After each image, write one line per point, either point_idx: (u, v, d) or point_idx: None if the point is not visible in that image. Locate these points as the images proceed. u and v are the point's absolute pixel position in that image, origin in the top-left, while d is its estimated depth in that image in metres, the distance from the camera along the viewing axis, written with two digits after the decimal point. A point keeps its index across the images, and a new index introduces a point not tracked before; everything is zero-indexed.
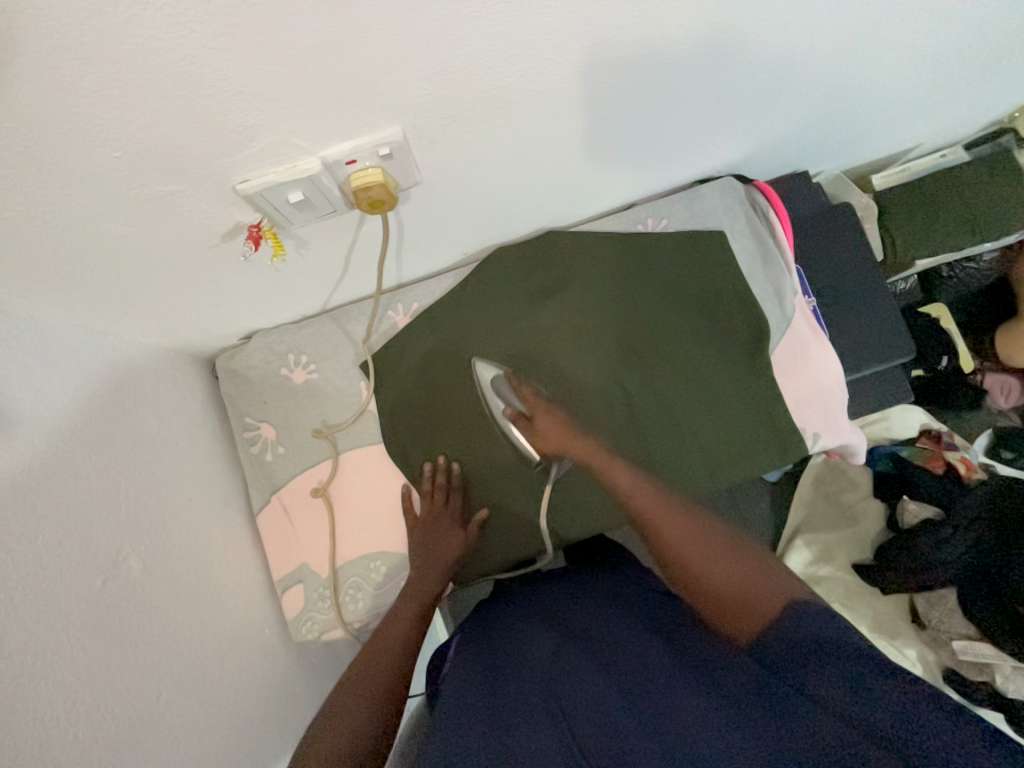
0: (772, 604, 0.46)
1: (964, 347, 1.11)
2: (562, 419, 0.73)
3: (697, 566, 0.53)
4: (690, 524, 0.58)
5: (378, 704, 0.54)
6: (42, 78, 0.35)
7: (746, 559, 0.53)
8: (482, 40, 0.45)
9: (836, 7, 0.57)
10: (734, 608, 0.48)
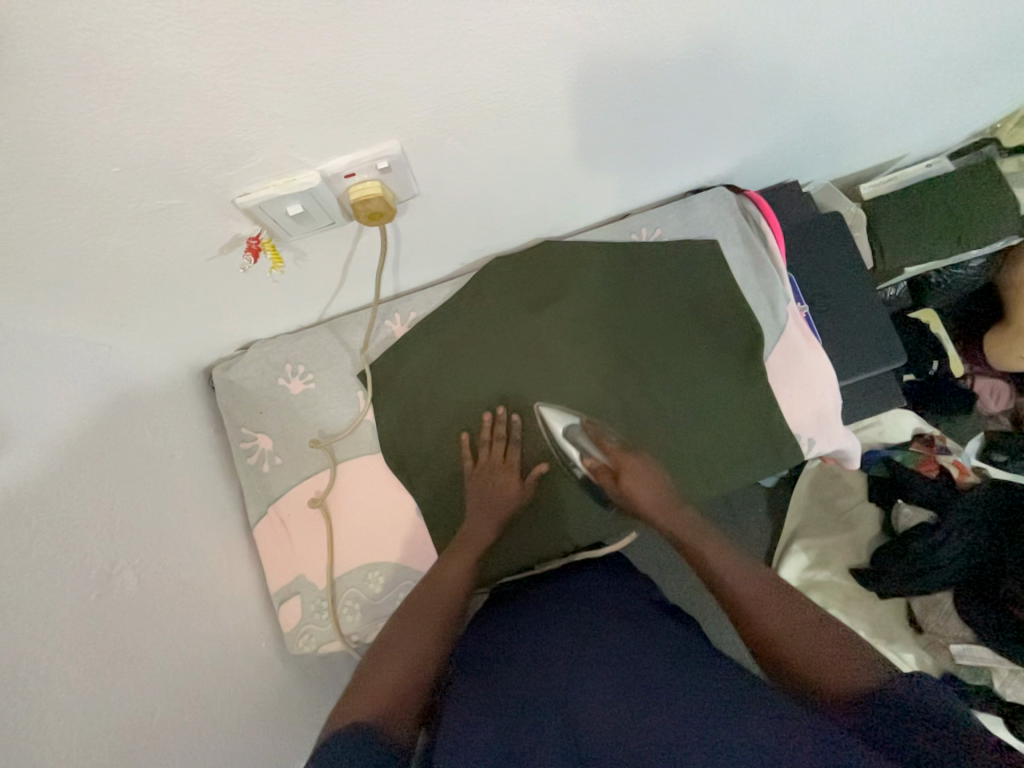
0: (853, 676, 0.47)
1: (955, 353, 1.12)
2: (643, 470, 0.76)
3: (766, 621, 0.54)
4: (761, 583, 0.58)
5: (422, 652, 0.56)
6: (39, 93, 0.35)
7: (840, 626, 0.53)
8: (480, 48, 0.46)
9: (822, 22, 0.59)
10: (822, 667, 0.49)
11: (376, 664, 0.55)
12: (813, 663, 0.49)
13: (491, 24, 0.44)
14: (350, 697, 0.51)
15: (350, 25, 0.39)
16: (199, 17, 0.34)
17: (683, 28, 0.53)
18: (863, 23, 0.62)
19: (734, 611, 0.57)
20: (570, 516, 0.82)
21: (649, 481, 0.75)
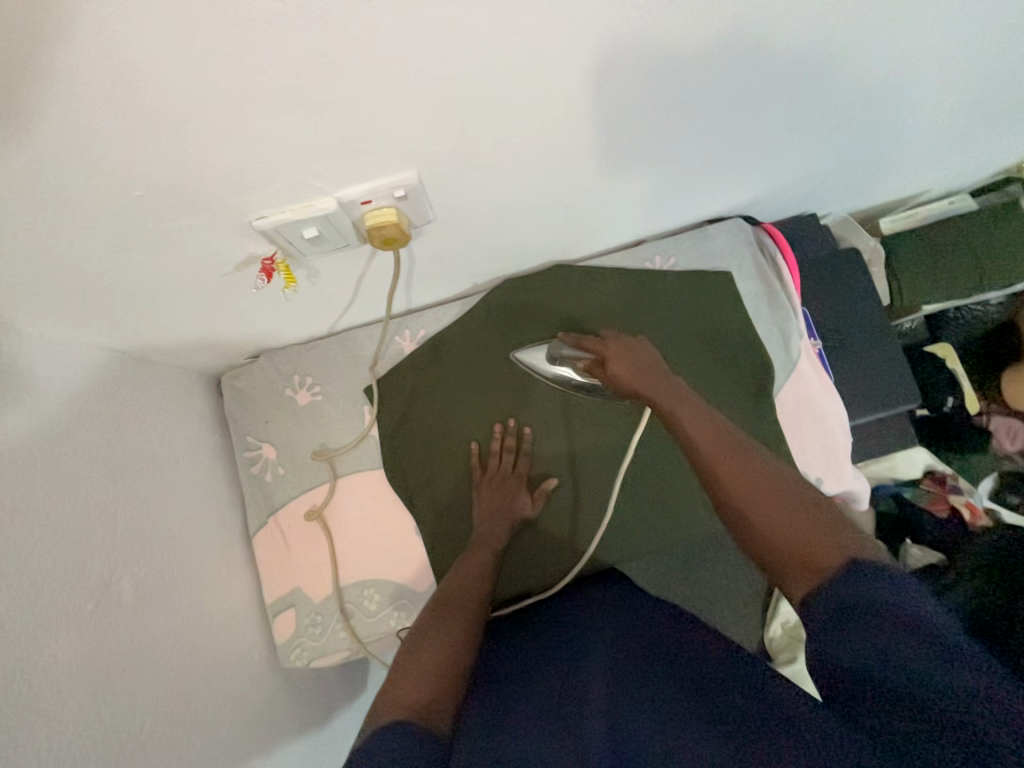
0: (831, 551, 0.43)
1: (969, 388, 1.10)
2: (633, 354, 0.71)
3: (748, 502, 0.51)
4: (743, 460, 0.54)
5: (450, 641, 0.52)
6: (70, 122, 0.36)
7: (818, 504, 0.48)
8: (500, 77, 0.45)
9: (852, 58, 0.58)
10: (793, 546, 0.45)
11: (410, 658, 0.49)
12: (784, 544, 0.46)
13: (515, 66, 0.44)
14: (387, 693, 0.45)
15: (375, 64, 0.39)
16: (228, 55, 0.35)
17: (707, 69, 0.52)
18: (891, 63, 0.61)
19: (719, 484, 0.54)
20: (572, 545, 0.80)
21: (642, 367, 0.69)
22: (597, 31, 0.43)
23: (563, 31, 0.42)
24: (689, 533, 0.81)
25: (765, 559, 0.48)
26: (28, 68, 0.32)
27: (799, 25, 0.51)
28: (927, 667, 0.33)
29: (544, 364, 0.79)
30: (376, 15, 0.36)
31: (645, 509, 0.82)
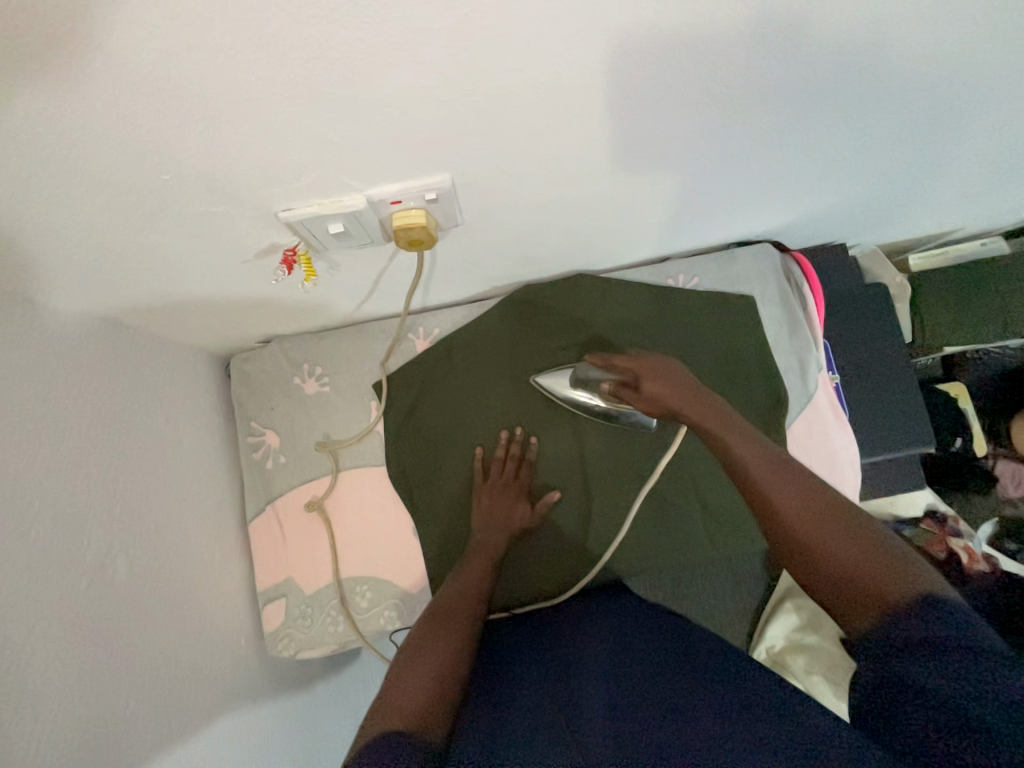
0: (903, 591, 0.41)
1: (979, 430, 1.08)
2: (664, 371, 0.69)
3: (805, 529, 0.47)
4: (794, 482, 0.51)
5: (447, 653, 0.51)
6: (103, 100, 0.35)
7: (874, 533, 0.46)
8: (533, 81, 0.42)
9: (905, 93, 0.56)
10: (863, 586, 0.42)
11: (412, 663, 0.49)
12: (851, 582, 0.43)
13: (563, 78, 0.43)
14: (378, 707, 0.44)
15: (420, 67, 0.38)
16: (271, 47, 0.34)
17: (757, 96, 0.51)
18: (945, 101, 0.59)
19: (768, 511, 0.51)
20: (571, 558, 0.80)
21: (672, 384, 0.67)
22: (651, 50, 0.42)
23: (616, 47, 0.41)
24: (689, 558, 0.80)
25: (823, 591, 0.45)
26: (59, 43, 0.30)
27: (858, 59, 0.49)
28: (986, 688, 0.34)
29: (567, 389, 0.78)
30: (428, 17, 0.34)
31: (646, 529, 0.81)
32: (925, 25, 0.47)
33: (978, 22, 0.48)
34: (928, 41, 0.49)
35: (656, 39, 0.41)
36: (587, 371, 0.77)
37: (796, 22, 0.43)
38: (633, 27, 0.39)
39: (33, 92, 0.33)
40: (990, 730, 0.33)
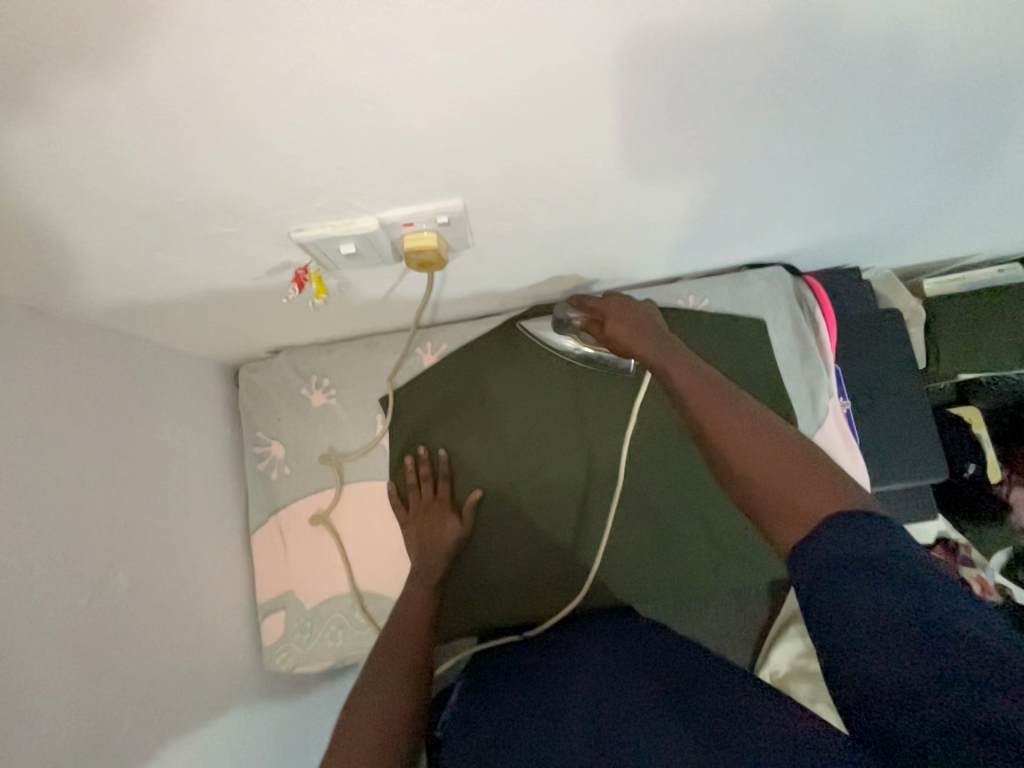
0: (824, 505, 0.40)
1: (994, 456, 1.04)
2: (630, 308, 0.67)
3: (744, 454, 0.47)
4: (734, 406, 0.50)
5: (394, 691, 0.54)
6: (124, 132, 0.35)
7: (804, 453, 0.45)
8: (547, 104, 0.42)
9: (923, 121, 0.55)
10: (784, 502, 0.43)
11: (358, 708, 0.52)
12: (774, 496, 0.43)
13: (579, 105, 0.43)
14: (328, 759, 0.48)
15: (436, 96, 0.38)
16: (290, 77, 0.34)
17: (773, 120, 0.50)
18: (962, 127, 0.59)
19: (706, 431, 0.50)
20: (575, 578, 0.79)
21: (635, 320, 0.65)
22: (669, 76, 0.42)
23: (633, 76, 0.41)
24: (694, 583, 0.79)
25: (757, 513, 0.45)
26: (79, 70, 0.30)
27: (877, 85, 0.48)
28: (911, 610, 0.34)
29: (555, 332, 0.77)
30: (447, 47, 0.34)
31: (651, 553, 0.80)
32: (944, 54, 0.46)
33: (1000, 51, 0.48)
34: (946, 70, 0.49)
35: (674, 66, 0.41)
36: (564, 309, 0.74)
37: (818, 46, 0.42)
38: (653, 55, 0.39)
39: (54, 121, 0.33)
40: (915, 654, 0.33)
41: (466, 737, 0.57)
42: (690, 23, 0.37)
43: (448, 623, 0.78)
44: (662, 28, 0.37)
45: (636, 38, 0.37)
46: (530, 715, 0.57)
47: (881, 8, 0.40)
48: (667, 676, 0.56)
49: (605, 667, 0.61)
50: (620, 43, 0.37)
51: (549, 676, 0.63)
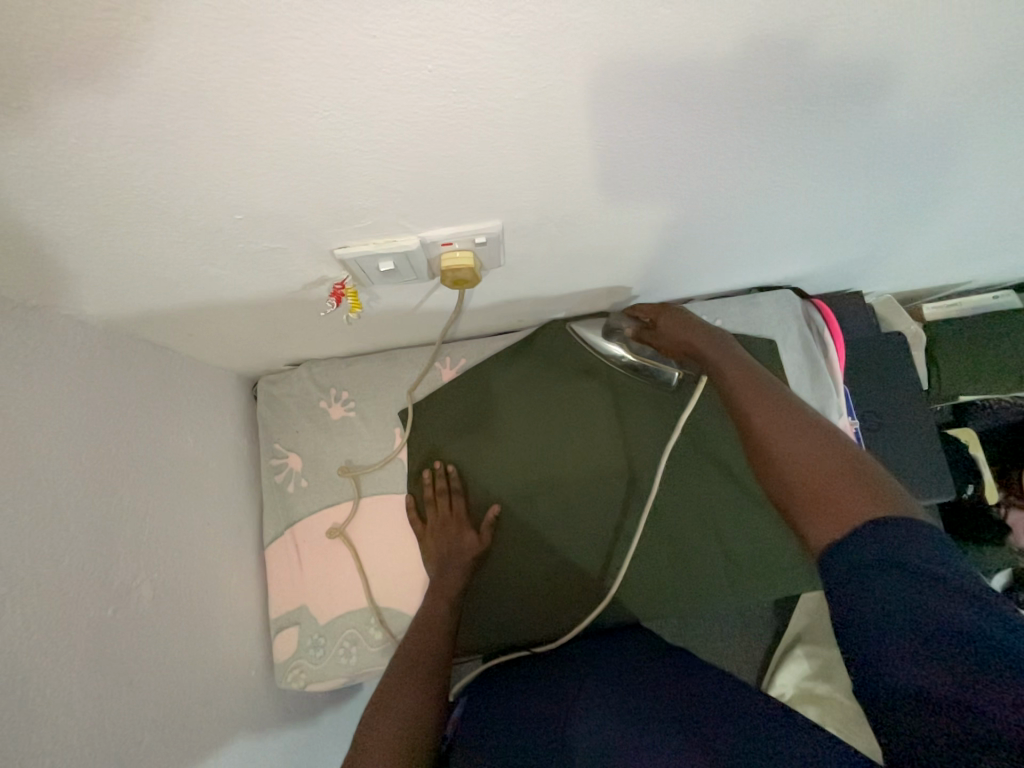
0: (859, 507, 0.42)
1: (991, 476, 1.07)
2: (682, 316, 0.70)
3: (789, 456, 0.49)
4: (780, 409, 0.54)
5: (419, 693, 0.56)
6: (192, 157, 0.36)
7: (847, 458, 0.47)
8: (586, 139, 0.43)
9: (932, 161, 0.59)
10: (818, 502, 0.45)
11: (388, 703, 0.54)
12: (810, 495, 0.46)
13: (607, 144, 0.44)
14: (357, 750, 0.49)
15: (485, 131, 0.40)
16: (365, 111, 0.35)
17: (793, 157, 0.52)
18: (975, 164, 0.62)
19: (749, 429, 0.55)
20: (590, 592, 0.78)
21: (687, 325, 0.69)
22: (696, 119, 0.44)
23: (659, 122, 0.43)
24: (711, 601, 0.79)
25: (794, 515, 0.47)
26: (157, 106, 0.32)
27: (890, 128, 0.51)
28: (939, 613, 0.34)
29: (598, 343, 0.79)
30: (506, 87, 0.36)
31: (665, 568, 0.80)
32: (955, 100, 0.49)
33: (1005, 101, 0.51)
34: (957, 115, 0.51)
35: (696, 113, 0.43)
36: (618, 317, 0.78)
37: (840, 91, 0.44)
38: (681, 104, 0.41)
39: (127, 151, 0.35)
40: (937, 656, 0.33)
41: (483, 708, 0.61)
42: (713, 80, 0.39)
43: (462, 639, 0.77)
44: (689, 84, 0.39)
45: (659, 86, 0.39)
46: (541, 695, 0.62)
47: (895, 62, 0.42)
48: (689, 692, 0.57)
49: (619, 665, 0.65)
50: (648, 92, 0.39)
51: (566, 669, 0.67)
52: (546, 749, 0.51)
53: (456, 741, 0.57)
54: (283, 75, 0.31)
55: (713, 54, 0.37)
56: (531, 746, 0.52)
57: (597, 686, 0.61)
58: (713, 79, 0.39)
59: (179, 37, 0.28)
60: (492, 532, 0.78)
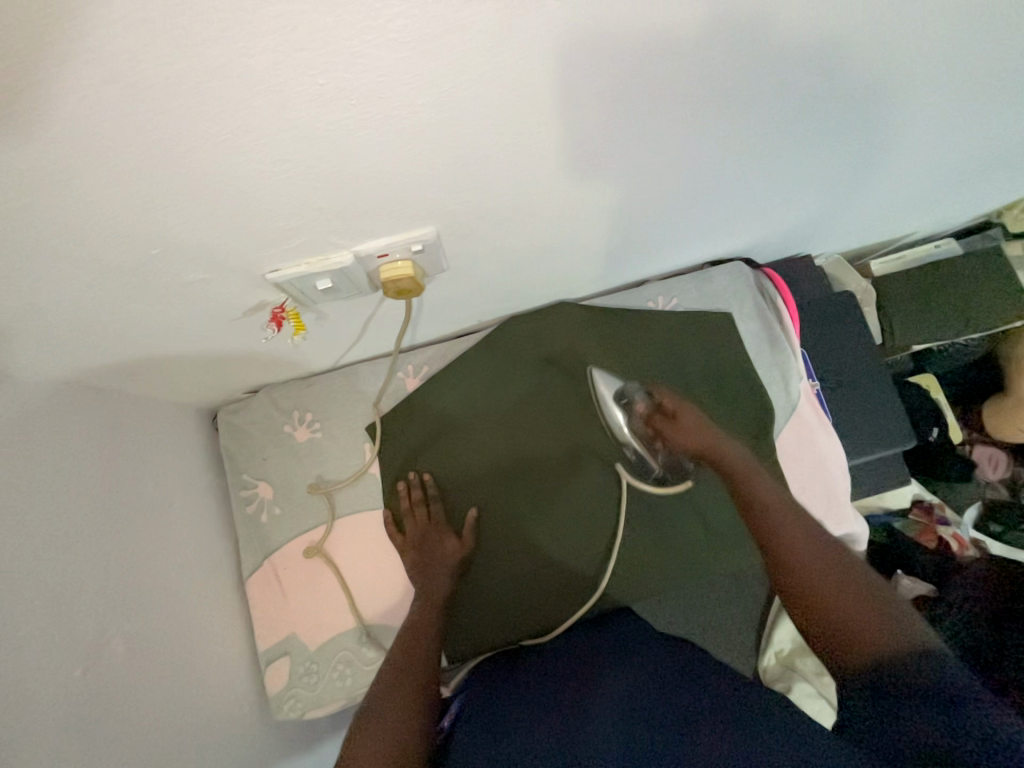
0: (890, 643, 0.44)
1: (951, 418, 1.12)
2: (702, 417, 0.73)
3: (820, 585, 0.51)
4: (812, 539, 0.56)
5: (412, 697, 0.56)
6: (90, 192, 0.34)
7: (873, 593, 0.49)
8: (521, 132, 0.43)
9: (860, 122, 0.60)
10: (850, 639, 0.46)
11: (382, 705, 0.54)
12: (840, 630, 0.47)
13: (546, 134, 0.44)
14: (350, 750, 0.50)
15: (407, 137, 0.39)
16: (264, 132, 0.34)
17: (734, 132, 0.54)
18: (903, 119, 0.63)
19: (774, 551, 0.57)
20: (576, 582, 0.79)
21: (710, 430, 0.72)
22: (633, 100, 0.43)
23: (599, 108, 0.43)
24: (695, 572, 0.81)
25: (823, 647, 0.48)
26: (40, 144, 0.30)
27: (822, 93, 0.52)
28: (938, 714, 0.37)
29: (607, 405, 0.77)
30: (424, 90, 0.35)
31: (648, 547, 0.81)
32: (874, 60, 0.50)
33: (930, 54, 0.52)
34: (884, 74, 0.53)
35: (634, 94, 0.43)
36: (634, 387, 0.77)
37: (774, 56, 0.44)
38: (621, 86, 0.41)
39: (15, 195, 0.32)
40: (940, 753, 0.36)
41: (478, 704, 0.62)
42: (650, 60, 0.40)
43: (454, 643, 0.77)
44: (626, 64, 0.39)
45: (613, 74, 0.40)
46: (534, 688, 0.62)
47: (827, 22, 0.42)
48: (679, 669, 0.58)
49: (613, 652, 0.65)
50: (593, 76, 0.39)
51: (560, 661, 0.67)
52: (544, 742, 0.51)
53: (453, 736, 0.57)
54: (171, 99, 0.29)
55: (651, 28, 0.37)
56: (529, 742, 0.52)
57: (592, 675, 0.61)
58: (668, 66, 0.41)
59: (46, 73, 0.26)
60: (474, 536, 0.78)
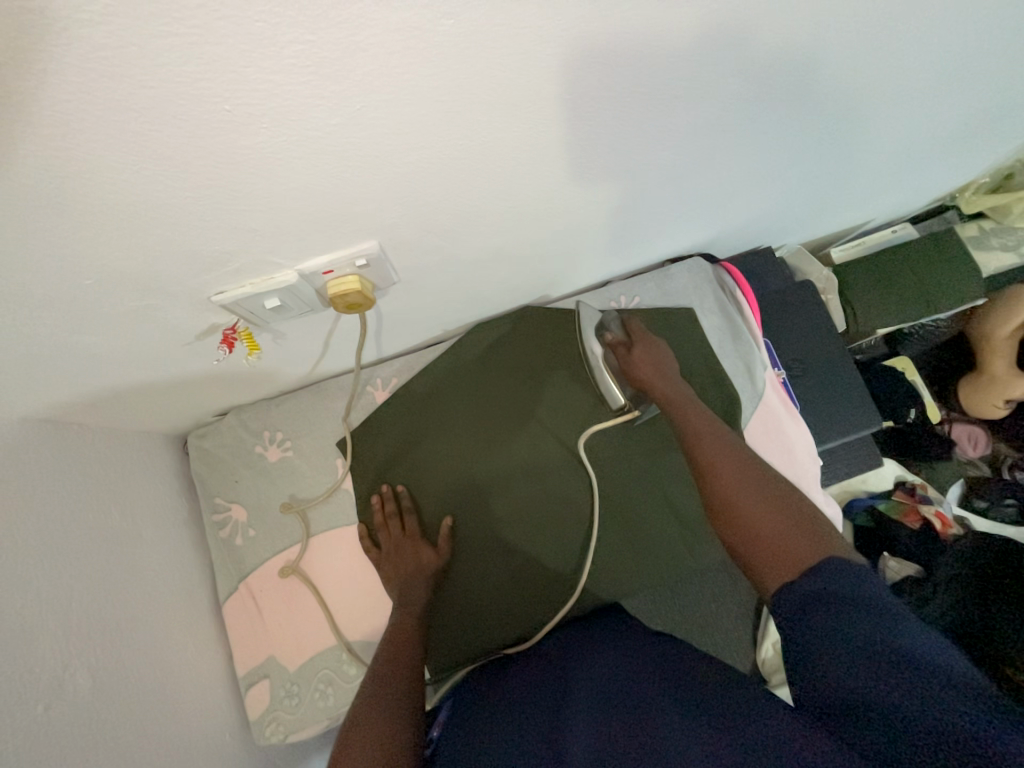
0: (810, 554, 0.48)
1: (927, 397, 1.13)
2: (661, 356, 0.78)
3: (744, 503, 0.56)
4: (739, 462, 0.61)
5: (399, 708, 0.56)
6: (15, 229, 0.35)
7: (794, 511, 0.54)
8: (471, 144, 0.45)
9: (800, 119, 0.63)
10: (771, 553, 0.50)
11: (364, 723, 0.54)
12: (766, 547, 0.51)
13: (506, 143, 0.47)
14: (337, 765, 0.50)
15: (351, 155, 0.40)
16: (186, 157, 0.35)
17: (696, 133, 0.57)
18: (845, 111, 0.65)
19: (711, 476, 0.61)
20: (557, 583, 0.79)
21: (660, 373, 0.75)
22: (596, 102, 0.46)
23: (563, 112, 0.46)
24: (673, 565, 0.82)
25: (751, 562, 0.52)
26: None
27: (772, 93, 0.56)
28: (882, 637, 0.38)
29: (584, 333, 0.80)
30: (372, 106, 0.37)
31: (627, 544, 0.82)
32: (820, 56, 0.53)
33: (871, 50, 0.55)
34: (831, 68, 0.56)
35: (598, 97, 0.45)
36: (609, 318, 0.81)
37: (727, 57, 0.47)
38: (585, 92, 0.44)
39: None
40: (886, 680, 0.36)
41: (463, 716, 0.61)
42: (613, 66, 0.43)
43: (435, 653, 0.77)
44: (590, 69, 0.42)
45: (590, 79, 0.43)
46: (520, 695, 0.62)
47: (774, 22, 0.45)
48: (663, 660, 0.58)
49: (596, 650, 0.65)
50: (555, 82, 0.42)
51: (543, 664, 0.67)
52: (529, 748, 0.51)
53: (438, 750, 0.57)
54: (86, 129, 0.30)
55: (612, 35, 0.40)
56: (514, 749, 0.51)
57: (576, 676, 0.61)
58: (644, 76, 0.45)
59: None
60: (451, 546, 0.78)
